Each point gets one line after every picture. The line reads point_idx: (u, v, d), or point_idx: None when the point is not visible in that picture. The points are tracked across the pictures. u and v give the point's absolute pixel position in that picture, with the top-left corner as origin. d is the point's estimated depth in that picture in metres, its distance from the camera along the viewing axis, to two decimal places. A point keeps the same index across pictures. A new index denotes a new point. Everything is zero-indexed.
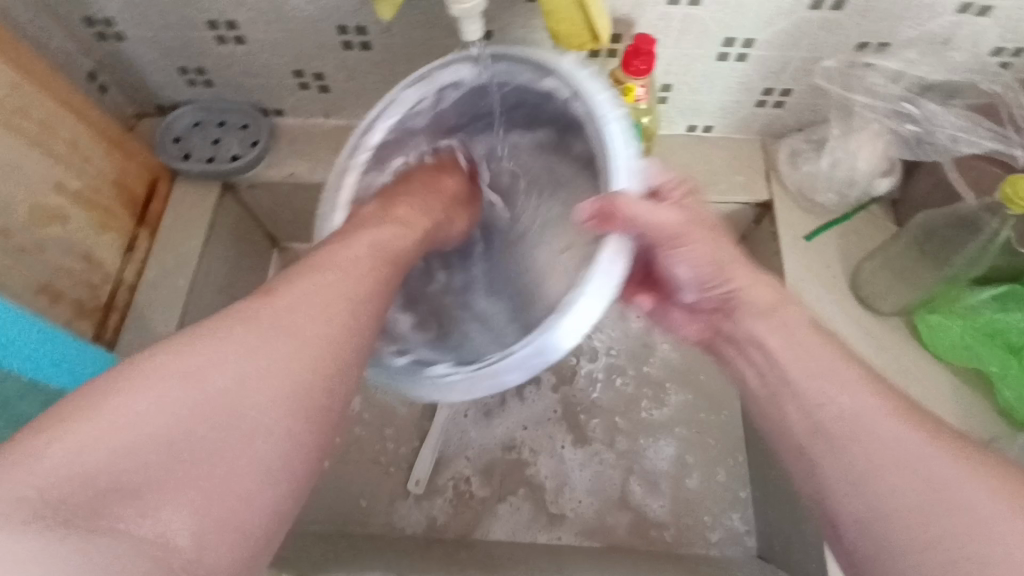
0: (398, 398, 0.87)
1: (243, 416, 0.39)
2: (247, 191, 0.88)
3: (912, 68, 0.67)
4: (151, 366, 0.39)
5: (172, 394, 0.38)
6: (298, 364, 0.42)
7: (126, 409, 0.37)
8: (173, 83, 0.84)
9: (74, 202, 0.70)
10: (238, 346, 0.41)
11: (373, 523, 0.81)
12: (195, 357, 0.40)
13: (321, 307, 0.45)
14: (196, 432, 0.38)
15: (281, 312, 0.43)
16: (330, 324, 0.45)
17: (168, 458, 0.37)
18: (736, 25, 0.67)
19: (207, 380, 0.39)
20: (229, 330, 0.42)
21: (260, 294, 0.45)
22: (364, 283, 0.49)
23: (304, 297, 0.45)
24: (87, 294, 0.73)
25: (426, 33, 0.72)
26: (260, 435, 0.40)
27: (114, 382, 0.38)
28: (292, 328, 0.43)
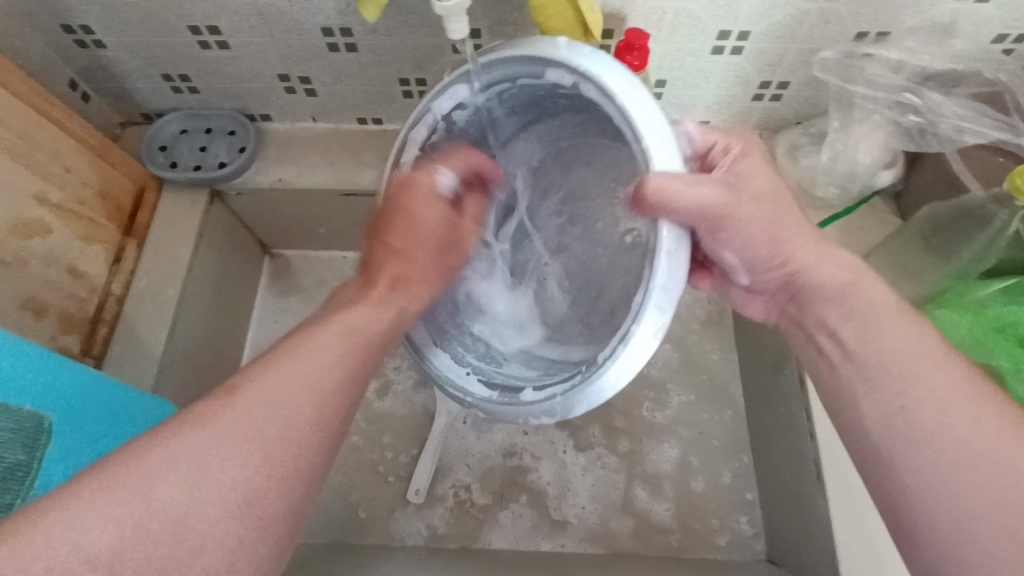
0: (395, 406, 0.86)
1: (203, 527, 0.35)
2: (237, 197, 0.86)
3: (915, 58, 0.65)
4: (94, 483, 0.34)
5: (120, 513, 0.34)
6: (251, 464, 0.37)
7: (62, 539, 0.32)
8: (156, 90, 0.82)
9: (58, 215, 0.68)
10: (194, 455, 0.36)
11: (373, 534, 0.80)
12: (147, 466, 0.35)
13: (292, 395, 0.40)
14: (146, 551, 0.34)
15: (239, 415, 0.38)
16: (310, 414, 0.40)
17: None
18: (733, 17, 0.66)
19: (163, 493, 0.35)
20: (184, 429, 0.37)
21: (230, 383, 0.40)
22: (338, 368, 0.42)
23: (274, 384, 0.40)
24: (73, 306, 0.71)
25: (413, 33, 0.70)
26: (212, 553, 0.35)
27: (66, 496, 0.33)
28: (247, 433, 0.38)
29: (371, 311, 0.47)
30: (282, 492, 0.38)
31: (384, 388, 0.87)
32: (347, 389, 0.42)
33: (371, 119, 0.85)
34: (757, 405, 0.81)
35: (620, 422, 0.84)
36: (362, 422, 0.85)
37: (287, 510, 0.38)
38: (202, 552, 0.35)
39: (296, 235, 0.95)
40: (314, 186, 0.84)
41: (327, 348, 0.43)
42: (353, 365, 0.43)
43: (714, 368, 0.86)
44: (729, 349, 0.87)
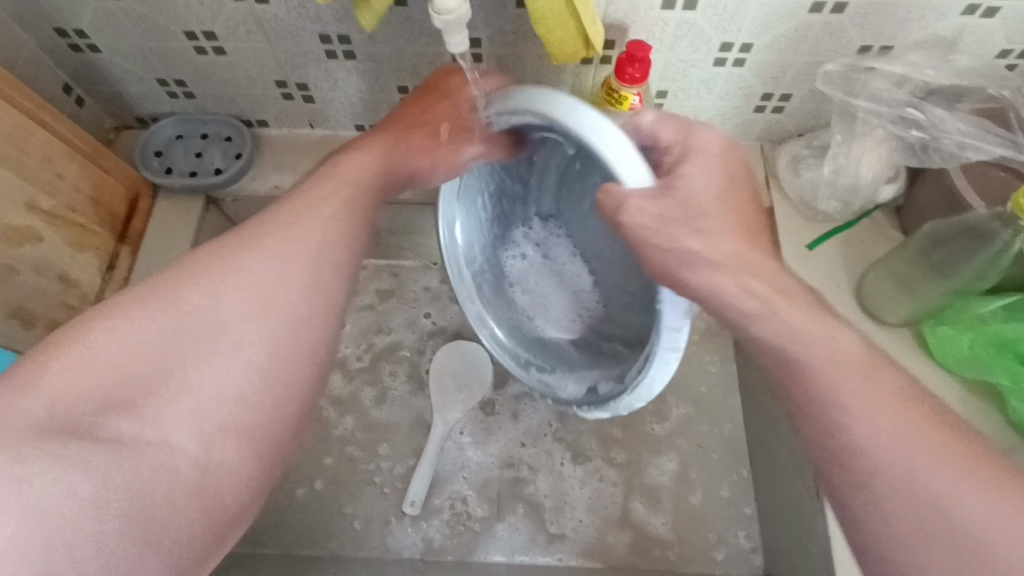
0: (392, 415, 0.85)
1: (226, 337, 0.45)
2: (233, 204, 0.85)
3: (918, 72, 0.64)
4: (131, 300, 0.44)
5: (161, 318, 0.44)
6: (270, 282, 0.48)
7: (108, 341, 0.42)
8: (152, 95, 0.81)
9: (48, 222, 0.67)
10: (223, 280, 0.47)
11: (367, 546, 0.79)
12: (184, 290, 0.46)
13: (303, 240, 0.51)
14: (181, 351, 0.43)
15: (250, 242, 0.49)
16: (315, 246, 0.51)
17: (148, 377, 0.42)
18: (736, 29, 0.65)
19: (201, 302, 0.45)
20: (209, 261, 0.48)
21: (243, 229, 0.50)
22: (337, 211, 0.53)
23: (292, 225, 0.51)
24: (64, 315, 0.71)
25: (413, 42, 0.70)
26: (249, 345, 0.46)
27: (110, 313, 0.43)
28: (261, 258, 0.49)
29: (356, 174, 0.56)
30: (304, 307, 0.49)
31: (380, 398, 0.86)
32: (353, 244, 0.54)
33: (369, 126, 0.84)
34: (756, 419, 0.81)
35: (617, 433, 0.83)
36: (358, 433, 0.84)
37: (314, 324, 0.50)
38: (232, 355, 0.45)
39: None
40: None
41: (332, 207, 0.53)
42: (348, 225, 0.54)
43: (714, 379, 0.86)
44: (729, 361, 0.87)
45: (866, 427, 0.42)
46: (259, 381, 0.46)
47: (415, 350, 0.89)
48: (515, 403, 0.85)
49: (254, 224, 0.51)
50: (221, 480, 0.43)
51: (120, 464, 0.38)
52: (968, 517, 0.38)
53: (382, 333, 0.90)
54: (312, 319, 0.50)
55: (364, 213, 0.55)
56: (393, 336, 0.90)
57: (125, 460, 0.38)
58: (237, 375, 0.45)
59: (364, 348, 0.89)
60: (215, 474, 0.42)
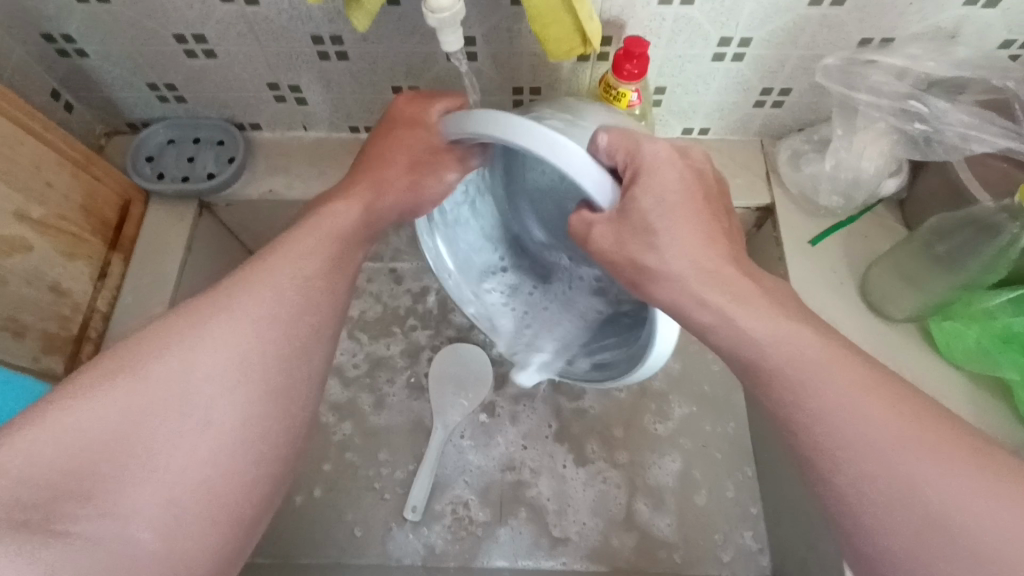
0: (392, 419, 0.84)
1: (183, 398, 0.43)
2: (226, 209, 0.84)
3: (919, 65, 0.63)
4: (115, 372, 0.43)
5: (141, 399, 0.42)
6: (269, 347, 0.47)
7: (68, 426, 0.40)
8: (143, 100, 0.80)
9: (38, 232, 0.66)
10: (202, 341, 0.45)
11: (368, 554, 0.77)
12: (153, 365, 0.44)
13: (273, 299, 0.49)
14: (145, 425, 0.42)
15: (231, 306, 0.47)
16: (291, 303, 0.49)
17: (129, 452, 0.41)
18: (734, 23, 0.64)
19: (183, 370, 0.44)
20: (180, 330, 0.45)
21: (210, 293, 0.48)
22: (310, 266, 0.51)
23: (238, 295, 0.48)
24: (56, 326, 0.69)
25: (406, 41, 0.68)
26: (234, 414, 0.45)
27: (90, 382, 0.42)
28: (234, 325, 0.47)
29: (330, 223, 0.54)
30: (281, 373, 0.48)
31: (379, 402, 0.85)
32: (291, 304, 0.49)
33: (363, 127, 0.83)
34: (761, 417, 0.80)
35: (619, 434, 0.83)
36: (357, 439, 0.83)
37: (285, 388, 0.48)
38: (198, 424, 0.43)
39: None
40: (305, 196, 0.82)
41: (300, 260, 0.51)
42: (326, 278, 0.52)
43: (717, 378, 0.85)
44: None
45: (871, 449, 0.41)
46: (201, 464, 0.43)
47: (414, 353, 0.88)
48: (516, 405, 0.84)
49: (228, 282, 0.49)
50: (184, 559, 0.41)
51: (63, 554, 0.37)
52: (944, 505, 0.38)
53: (380, 337, 0.89)
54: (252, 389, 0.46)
55: (344, 257, 0.54)
56: (391, 340, 0.89)
57: (80, 555, 0.37)
58: (211, 437, 0.44)
59: (362, 353, 0.88)
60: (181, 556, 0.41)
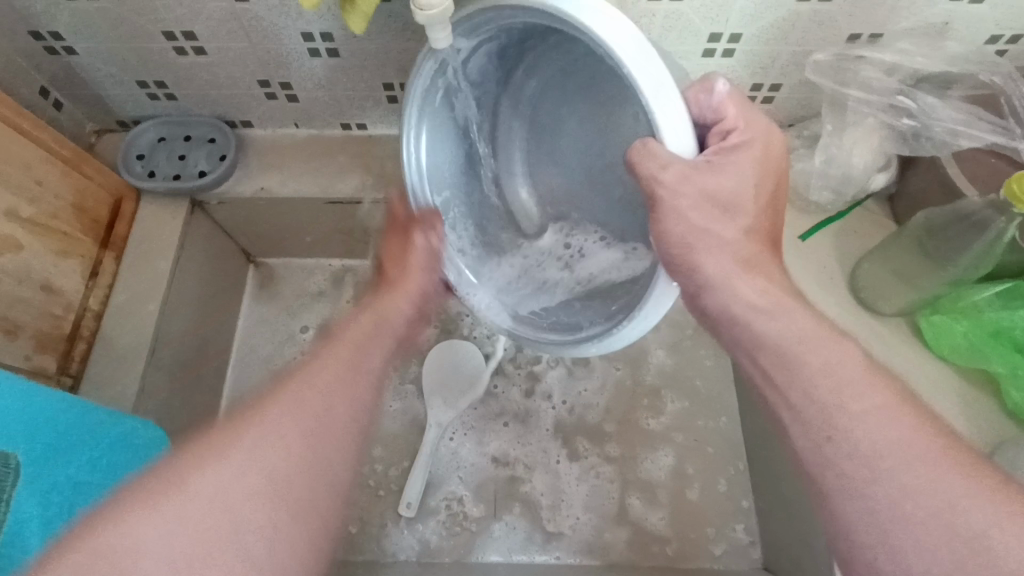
0: (387, 415, 0.85)
1: (220, 506, 0.45)
2: (218, 207, 0.84)
3: (908, 60, 0.64)
4: (156, 500, 0.44)
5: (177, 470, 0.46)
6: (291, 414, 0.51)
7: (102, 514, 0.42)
8: (133, 98, 0.80)
9: (29, 230, 0.66)
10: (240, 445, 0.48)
11: (363, 550, 0.78)
12: (199, 481, 0.46)
13: (301, 428, 0.51)
14: (184, 514, 0.44)
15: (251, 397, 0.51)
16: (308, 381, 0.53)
17: (189, 528, 0.44)
18: (724, 19, 0.64)
19: (222, 484, 0.46)
20: (222, 447, 0.48)
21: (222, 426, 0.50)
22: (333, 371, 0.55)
23: (255, 417, 0.50)
24: (49, 325, 0.68)
25: (397, 38, 0.68)
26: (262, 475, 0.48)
27: (136, 508, 0.43)
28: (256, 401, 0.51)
29: (352, 341, 0.58)
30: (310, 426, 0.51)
31: None
32: (318, 440, 0.51)
33: (355, 125, 0.83)
34: (752, 412, 0.80)
35: (611, 429, 0.83)
36: None
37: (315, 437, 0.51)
38: (235, 522, 0.46)
39: (282, 244, 0.92)
40: (297, 194, 0.81)
41: (325, 394, 0.53)
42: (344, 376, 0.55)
43: (709, 373, 0.86)
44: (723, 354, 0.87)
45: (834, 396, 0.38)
46: (253, 554, 0.46)
47: (408, 350, 0.88)
48: (510, 402, 0.85)
49: (246, 413, 0.50)
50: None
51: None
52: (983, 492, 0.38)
53: None
54: (290, 476, 0.49)
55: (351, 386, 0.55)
56: None
57: None
58: (249, 534, 0.46)
59: None
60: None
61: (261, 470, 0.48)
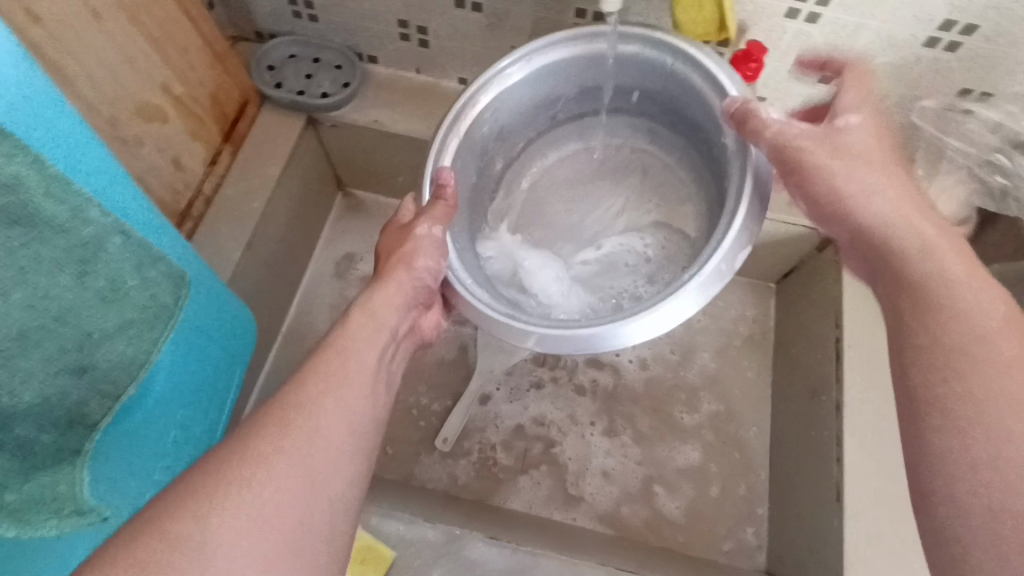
0: (439, 355, 0.90)
1: (275, 497, 0.40)
2: (329, 129, 0.90)
3: (1013, 121, 0.67)
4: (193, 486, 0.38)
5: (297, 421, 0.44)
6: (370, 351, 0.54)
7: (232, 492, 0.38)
8: (278, 13, 0.86)
9: (174, 105, 0.71)
10: (306, 453, 0.42)
11: (396, 471, 0.83)
12: (229, 458, 0.40)
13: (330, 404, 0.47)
14: (227, 516, 0.37)
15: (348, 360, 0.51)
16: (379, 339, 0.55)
17: (232, 548, 0.37)
18: (848, 49, 0.68)
19: (300, 467, 0.42)
20: (252, 440, 0.42)
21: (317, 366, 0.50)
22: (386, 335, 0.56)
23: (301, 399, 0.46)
24: (170, 197, 0.74)
25: (541, 6, 0.73)
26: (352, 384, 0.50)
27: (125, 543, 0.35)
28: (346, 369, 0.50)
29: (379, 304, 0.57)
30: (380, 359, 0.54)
31: None
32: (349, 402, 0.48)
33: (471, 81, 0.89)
34: (784, 426, 0.84)
35: (641, 416, 0.87)
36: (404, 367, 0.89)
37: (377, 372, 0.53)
38: (283, 516, 0.39)
39: (372, 179, 0.98)
40: (405, 132, 0.87)
41: (359, 365, 0.51)
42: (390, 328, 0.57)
43: (748, 384, 0.89)
44: (766, 369, 0.90)
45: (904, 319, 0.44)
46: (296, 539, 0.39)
47: None
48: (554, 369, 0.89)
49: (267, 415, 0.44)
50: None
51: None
52: None
53: None
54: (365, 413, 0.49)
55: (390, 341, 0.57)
56: None
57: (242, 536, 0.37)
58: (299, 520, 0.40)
59: None
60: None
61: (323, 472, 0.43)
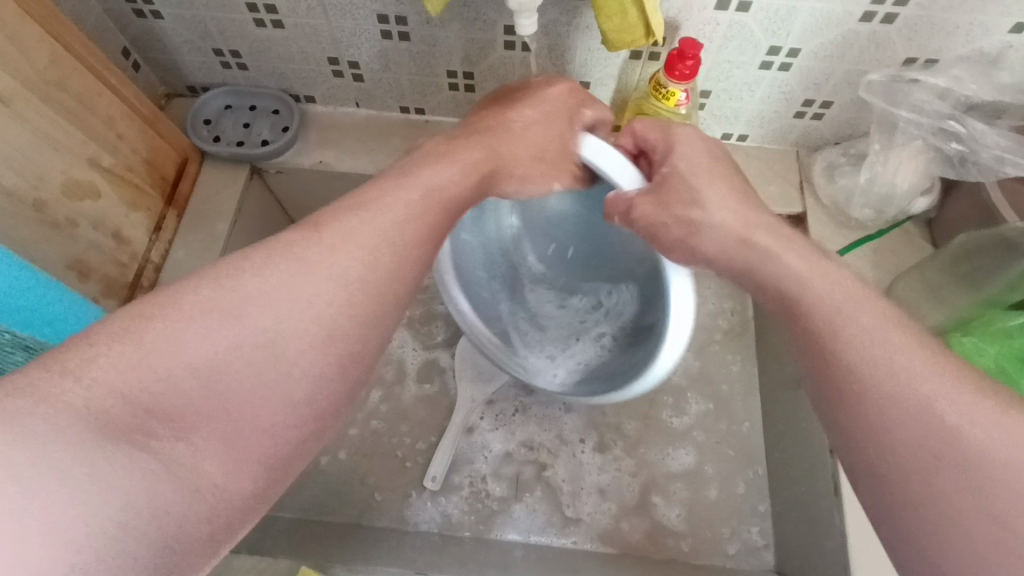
0: (418, 390, 0.88)
1: (253, 339, 0.39)
2: (275, 176, 0.87)
3: (960, 86, 0.65)
4: (203, 297, 0.38)
5: (231, 323, 0.38)
6: (360, 256, 0.43)
7: (161, 360, 0.36)
8: (206, 65, 0.83)
9: (106, 178, 0.69)
10: (240, 330, 0.38)
11: (387, 517, 0.81)
12: (245, 277, 0.40)
13: (354, 257, 0.43)
14: (219, 358, 0.37)
15: (339, 247, 0.42)
16: (406, 234, 0.45)
17: (216, 399, 0.37)
18: (785, 33, 0.67)
19: (238, 347, 0.38)
20: (267, 265, 0.41)
21: (302, 228, 0.43)
22: (410, 229, 0.46)
23: (329, 231, 0.43)
24: (115, 271, 0.72)
25: (468, 27, 0.71)
26: (328, 280, 0.41)
27: (118, 325, 0.36)
28: (346, 256, 0.42)
29: (433, 183, 0.48)
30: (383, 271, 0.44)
31: (404, 374, 0.89)
32: (377, 267, 0.43)
33: (413, 109, 0.86)
34: (775, 419, 0.83)
35: (630, 426, 0.85)
36: (384, 408, 0.87)
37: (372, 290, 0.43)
38: (271, 377, 0.39)
39: None
40: (352, 170, 0.85)
41: (387, 212, 0.45)
42: (426, 231, 0.47)
43: (734, 378, 0.88)
44: (750, 361, 0.89)
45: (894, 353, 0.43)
46: (280, 407, 0.39)
47: (445, 331, 0.91)
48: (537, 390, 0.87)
49: (293, 238, 0.42)
50: (229, 493, 0.37)
51: (141, 473, 0.33)
52: None
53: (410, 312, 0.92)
54: (345, 316, 0.42)
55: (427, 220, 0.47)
56: (423, 316, 0.92)
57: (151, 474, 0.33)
58: (282, 396, 0.39)
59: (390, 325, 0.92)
60: (228, 495, 0.37)
61: (324, 350, 0.41)
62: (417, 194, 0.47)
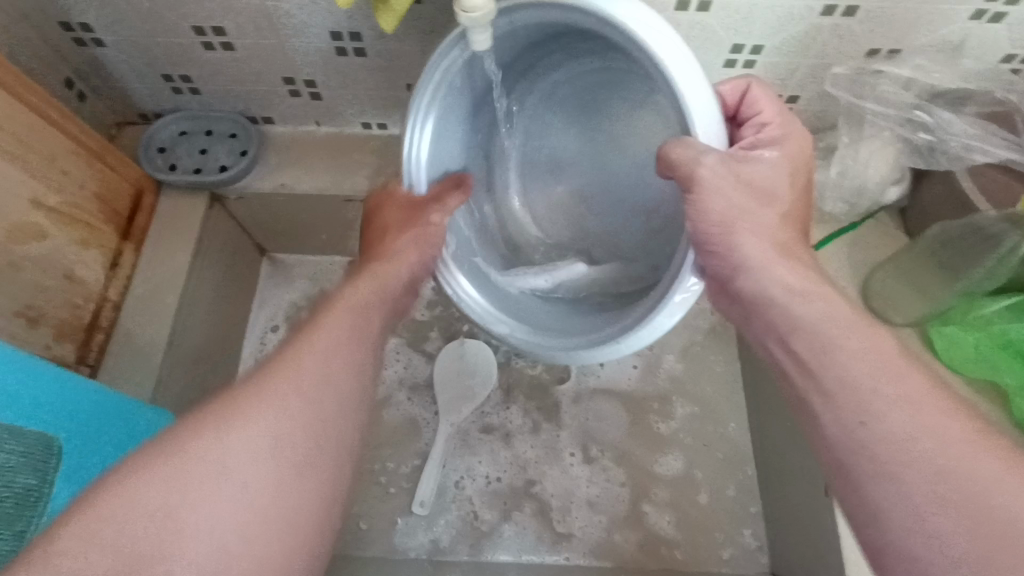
0: (399, 412, 0.85)
1: (223, 480, 0.41)
2: (236, 202, 0.85)
3: (925, 75, 0.65)
4: (162, 454, 0.41)
5: (201, 470, 0.41)
6: (312, 385, 0.47)
7: (142, 497, 0.39)
8: (156, 91, 0.80)
9: (53, 218, 0.65)
10: (205, 474, 0.41)
11: (374, 546, 0.79)
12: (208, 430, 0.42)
13: (306, 383, 0.47)
14: (216, 486, 0.41)
15: (290, 384, 0.46)
16: (345, 379, 0.49)
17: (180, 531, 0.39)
18: (747, 31, 0.65)
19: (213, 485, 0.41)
20: (233, 409, 0.44)
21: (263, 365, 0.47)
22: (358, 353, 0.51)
23: (283, 366, 0.47)
24: (70, 314, 0.69)
25: (424, 39, 0.69)
26: (272, 412, 0.45)
27: (132, 475, 0.40)
28: (319, 378, 0.47)
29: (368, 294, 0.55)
30: (349, 386, 0.49)
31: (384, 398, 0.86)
32: (339, 374, 0.49)
33: (376, 125, 0.84)
34: (760, 418, 0.82)
35: (616, 437, 0.84)
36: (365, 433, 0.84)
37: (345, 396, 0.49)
38: (240, 505, 0.41)
39: (297, 240, 0.94)
40: (316, 190, 0.82)
41: (344, 338, 0.51)
42: (360, 341, 0.52)
43: (718, 378, 0.87)
44: (733, 360, 0.88)
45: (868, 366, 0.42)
46: (253, 526, 0.41)
47: (423, 349, 0.89)
48: (521, 406, 0.85)
49: (246, 387, 0.45)
50: None
51: None
52: None
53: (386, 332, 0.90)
54: (312, 430, 0.46)
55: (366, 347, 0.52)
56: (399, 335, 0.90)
57: None
58: (280, 513, 0.43)
59: None
60: None
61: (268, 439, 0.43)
62: (337, 316, 0.52)
